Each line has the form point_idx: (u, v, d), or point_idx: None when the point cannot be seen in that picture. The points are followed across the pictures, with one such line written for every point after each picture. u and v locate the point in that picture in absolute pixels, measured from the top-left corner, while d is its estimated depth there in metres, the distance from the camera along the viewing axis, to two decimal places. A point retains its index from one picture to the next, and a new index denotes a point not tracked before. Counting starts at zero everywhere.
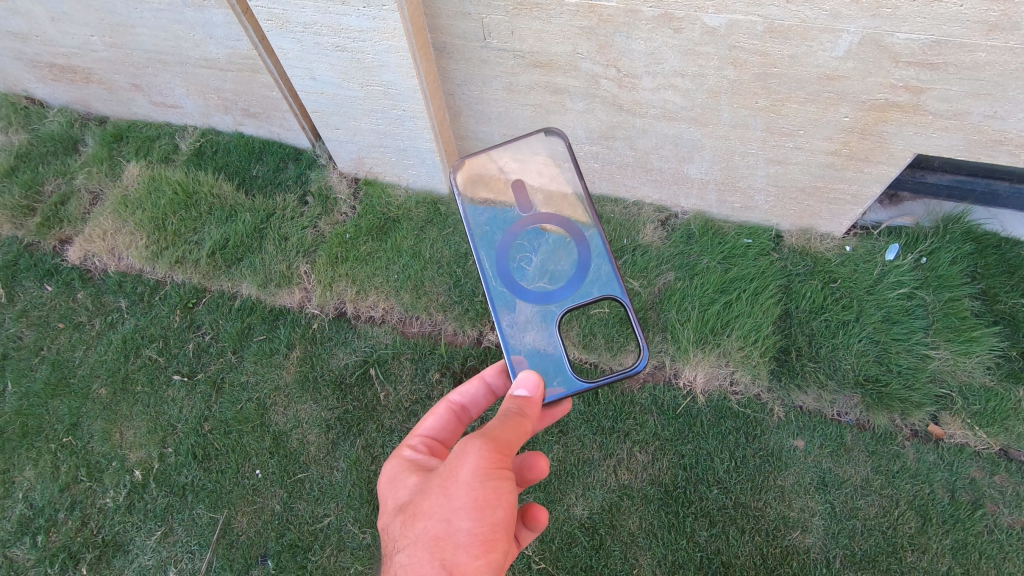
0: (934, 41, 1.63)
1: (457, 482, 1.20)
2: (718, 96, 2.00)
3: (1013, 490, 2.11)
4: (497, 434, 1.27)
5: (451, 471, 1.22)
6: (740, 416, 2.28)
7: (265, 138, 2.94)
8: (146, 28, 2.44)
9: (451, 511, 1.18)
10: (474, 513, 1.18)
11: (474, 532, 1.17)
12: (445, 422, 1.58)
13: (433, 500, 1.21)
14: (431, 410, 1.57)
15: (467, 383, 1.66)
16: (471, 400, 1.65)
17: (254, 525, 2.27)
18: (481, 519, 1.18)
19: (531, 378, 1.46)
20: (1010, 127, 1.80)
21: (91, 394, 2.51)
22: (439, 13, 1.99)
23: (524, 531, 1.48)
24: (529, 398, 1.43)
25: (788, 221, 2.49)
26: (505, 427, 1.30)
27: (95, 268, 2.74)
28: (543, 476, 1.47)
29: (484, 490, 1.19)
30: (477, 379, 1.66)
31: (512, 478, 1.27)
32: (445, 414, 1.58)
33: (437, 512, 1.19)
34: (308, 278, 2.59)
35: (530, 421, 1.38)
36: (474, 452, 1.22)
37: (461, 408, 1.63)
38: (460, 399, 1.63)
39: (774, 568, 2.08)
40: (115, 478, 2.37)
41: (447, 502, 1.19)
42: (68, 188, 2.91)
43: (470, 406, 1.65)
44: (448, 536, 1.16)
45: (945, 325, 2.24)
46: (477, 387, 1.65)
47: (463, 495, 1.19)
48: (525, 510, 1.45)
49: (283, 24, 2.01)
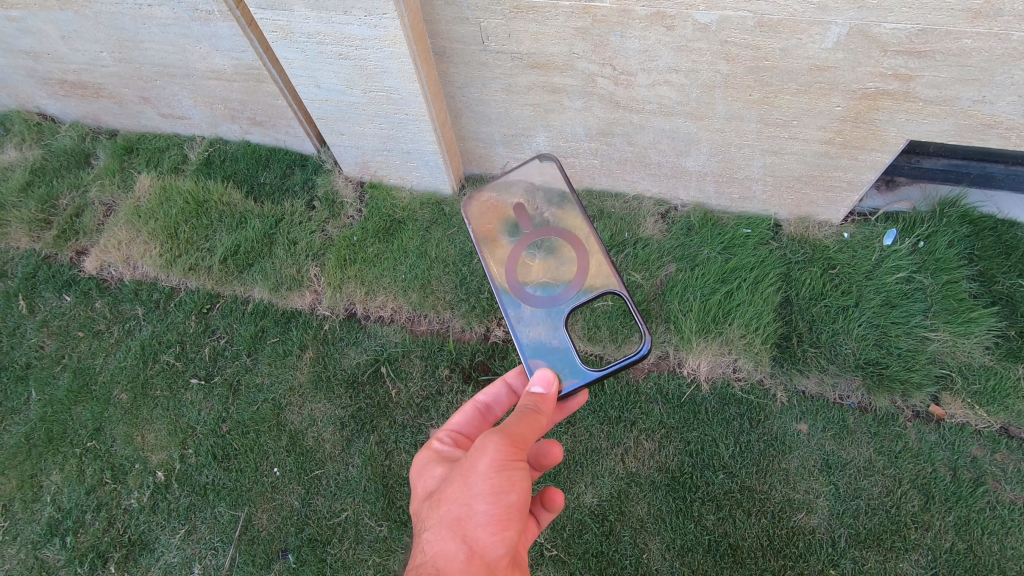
0: (921, 30, 1.67)
1: (476, 471, 1.27)
2: (712, 90, 2.06)
3: (1015, 467, 2.15)
4: (514, 429, 1.33)
5: (471, 462, 1.29)
6: (744, 402, 2.33)
7: (271, 146, 3.01)
8: (153, 43, 2.51)
9: (470, 496, 1.25)
10: (490, 497, 1.24)
11: (491, 513, 1.23)
12: (472, 420, 1.67)
13: (454, 486, 1.28)
14: (458, 408, 1.67)
15: (491, 386, 1.72)
16: (496, 400, 1.68)
17: (274, 520, 2.34)
18: (497, 502, 1.24)
19: (547, 378, 1.48)
20: (1000, 111, 1.84)
21: (112, 399, 2.59)
22: (438, 19, 2.05)
23: (542, 511, 1.56)
24: (543, 395, 1.46)
25: (786, 211, 2.54)
26: (520, 422, 1.35)
27: (111, 277, 2.82)
28: (556, 461, 1.54)
29: (500, 477, 1.25)
30: (501, 381, 1.70)
31: (527, 468, 1.33)
32: (472, 412, 1.66)
33: (458, 497, 1.26)
34: (318, 280, 2.65)
35: (545, 417, 1.42)
36: (491, 444, 1.29)
37: (486, 408, 1.68)
38: (485, 399, 1.68)
39: (780, 549, 2.14)
40: (139, 479, 2.45)
41: (467, 487, 1.26)
42: (82, 200, 2.99)
43: (496, 407, 1.69)
44: (468, 517, 1.23)
45: (943, 308, 2.28)
46: (500, 388, 1.70)
47: (481, 482, 1.25)
48: (542, 493, 1.52)
49: (287, 35, 2.07)
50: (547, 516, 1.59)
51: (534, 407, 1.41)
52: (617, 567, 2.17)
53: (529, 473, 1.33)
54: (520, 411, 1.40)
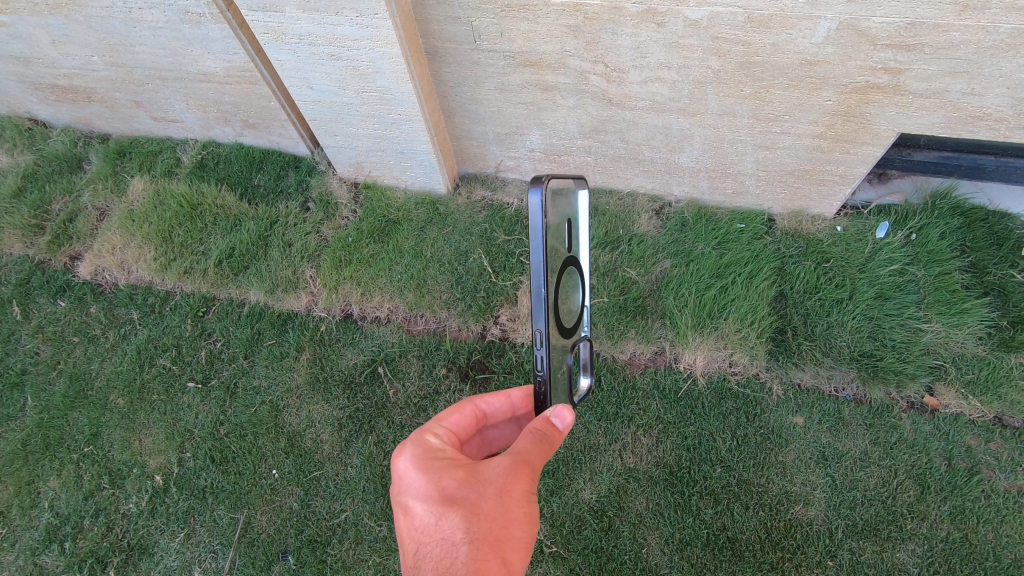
0: (909, 24, 1.68)
1: (514, 495, 1.25)
2: (704, 86, 2.06)
3: (1009, 455, 2.17)
4: (544, 458, 1.32)
5: (510, 482, 1.26)
6: (740, 396, 2.34)
7: (265, 148, 3.00)
8: (145, 46, 2.50)
9: (509, 519, 1.23)
10: (527, 525, 1.25)
11: (525, 540, 1.24)
12: (466, 423, 1.53)
13: (491, 503, 1.24)
14: (457, 407, 1.52)
15: (494, 395, 1.60)
16: (495, 412, 1.58)
17: (273, 523, 2.35)
18: (529, 530, 1.26)
19: (568, 416, 1.33)
20: (988, 103, 1.86)
21: (109, 404, 2.59)
22: (430, 19, 2.04)
23: None
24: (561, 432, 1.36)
25: (779, 205, 2.55)
26: (544, 451, 1.32)
27: (105, 282, 2.81)
28: None
29: (536, 506, 1.27)
30: (505, 395, 1.59)
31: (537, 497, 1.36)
32: (469, 415, 1.53)
33: (497, 515, 1.23)
34: (314, 282, 2.65)
35: None
36: (530, 472, 1.28)
37: (483, 416, 1.56)
38: (486, 409, 1.56)
39: (778, 541, 2.16)
40: (137, 484, 2.45)
41: (507, 509, 1.24)
42: (75, 205, 2.98)
43: (491, 418, 1.59)
44: (507, 540, 1.22)
45: (937, 299, 2.30)
46: (503, 402, 1.59)
47: (520, 507, 1.25)
48: None
49: (279, 36, 2.07)
50: None
51: (554, 441, 1.34)
52: (616, 562, 2.19)
53: None
54: (535, 431, 1.32)
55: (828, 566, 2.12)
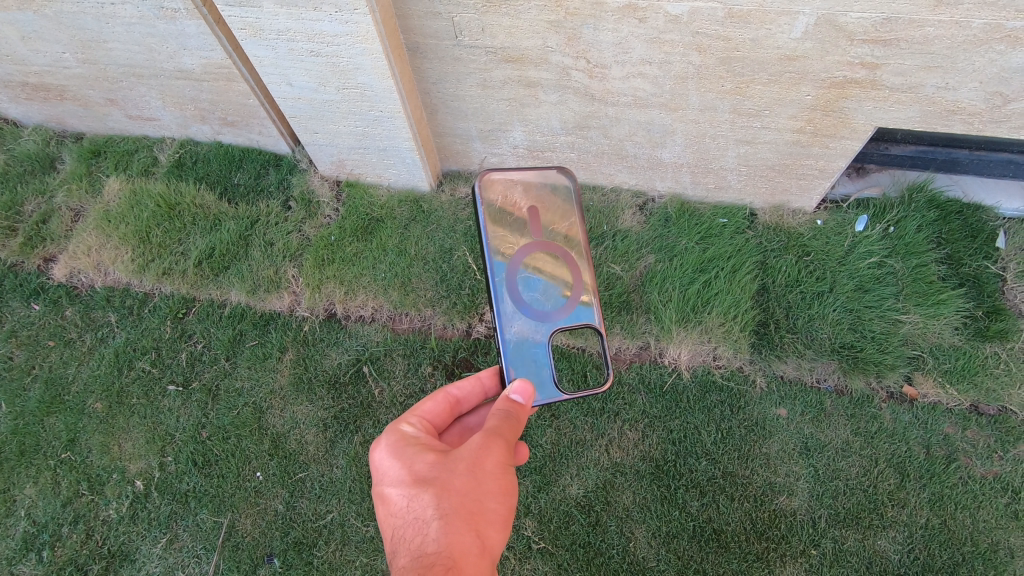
0: (885, 19, 1.70)
1: (486, 468, 1.26)
2: (685, 82, 2.07)
3: (984, 442, 2.23)
4: (509, 432, 1.35)
5: (481, 458, 1.27)
6: (724, 389, 2.36)
7: (244, 146, 2.96)
8: (118, 42, 2.45)
9: (483, 493, 1.23)
10: (501, 497, 1.25)
11: (501, 512, 1.24)
12: (441, 410, 1.53)
13: (463, 479, 1.23)
14: (430, 395, 1.52)
15: (464, 380, 1.61)
16: (467, 397, 1.59)
17: (258, 525, 2.32)
18: (504, 502, 1.26)
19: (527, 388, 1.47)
20: (962, 97, 1.90)
21: (87, 409, 2.53)
22: (410, 14, 2.02)
23: None
24: (524, 405, 1.47)
25: (760, 200, 2.57)
26: (511, 427, 1.37)
27: (81, 284, 2.75)
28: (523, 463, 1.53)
29: (509, 477, 1.27)
30: (475, 378, 1.62)
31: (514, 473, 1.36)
32: (444, 403, 1.52)
33: (469, 490, 1.22)
34: (296, 281, 2.62)
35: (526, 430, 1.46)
36: (500, 446, 1.30)
37: (458, 403, 1.57)
38: (458, 394, 1.57)
39: (763, 532, 2.19)
40: (117, 490, 2.40)
41: (479, 484, 1.23)
42: (48, 206, 2.91)
43: (464, 403, 1.59)
44: (481, 513, 1.21)
45: (914, 291, 2.34)
46: (474, 385, 1.61)
47: (492, 481, 1.25)
48: None
49: (257, 32, 2.03)
50: None
51: (518, 414, 1.41)
52: (604, 556, 2.20)
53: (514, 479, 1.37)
54: (501, 412, 1.40)
55: (812, 555, 2.15)
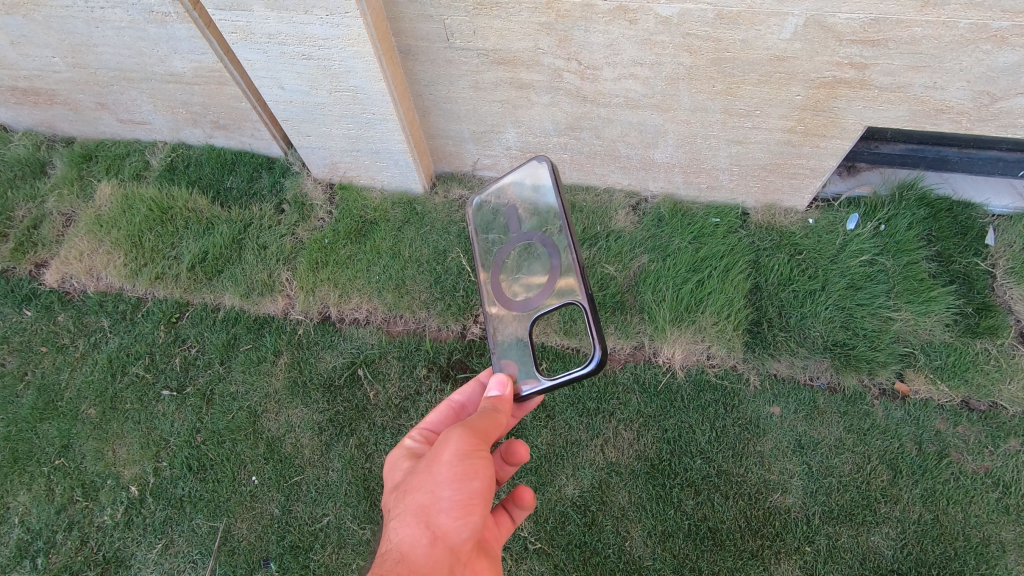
0: (873, 20, 1.71)
1: (441, 460, 1.31)
2: (676, 82, 2.08)
3: (975, 438, 2.25)
4: (468, 423, 1.39)
5: (437, 453, 1.34)
6: (718, 388, 2.38)
7: (237, 149, 2.95)
8: (108, 46, 2.44)
9: (434, 484, 1.28)
10: (454, 484, 1.27)
11: (454, 498, 1.26)
12: (447, 418, 1.67)
13: (418, 477, 1.32)
14: (433, 408, 1.68)
15: (465, 386, 1.75)
16: (470, 400, 1.72)
17: (254, 529, 2.32)
18: (461, 488, 1.27)
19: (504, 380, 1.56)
20: (950, 97, 1.92)
21: (80, 415, 2.52)
22: (401, 17, 2.02)
23: (518, 511, 1.63)
24: (500, 396, 1.55)
25: (753, 199, 2.59)
26: (478, 419, 1.42)
27: (73, 289, 2.73)
28: (525, 458, 1.59)
29: (462, 463, 1.29)
30: (475, 381, 1.75)
31: (491, 459, 1.36)
32: (446, 411, 1.67)
33: (423, 486, 1.29)
34: (290, 284, 2.62)
35: (504, 414, 1.48)
36: (457, 436, 1.34)
37: (461, 407, 1.70)
38: (460, 399, 1.71)
39: (757, 529, 2.20)
40: (112, 496, 2.39)
41: (432, 476, 1.29)
42: (39, 211, 2.89)
43: (470, 406, 1.72)
44: (433, 503, 1.25)
45: (905, 288, 2.36)
46: (474, 388, 1.73)
47: (445, 471, 1.29)
48: (512, 492, 1.60)
49: (248, 36, 2.02)
50: (520, 513, 1.65)
51: (490, 409, 1.47)
52: (600, 556, 2.21)
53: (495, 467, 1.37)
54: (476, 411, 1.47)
55: (805, 552, 2.16)
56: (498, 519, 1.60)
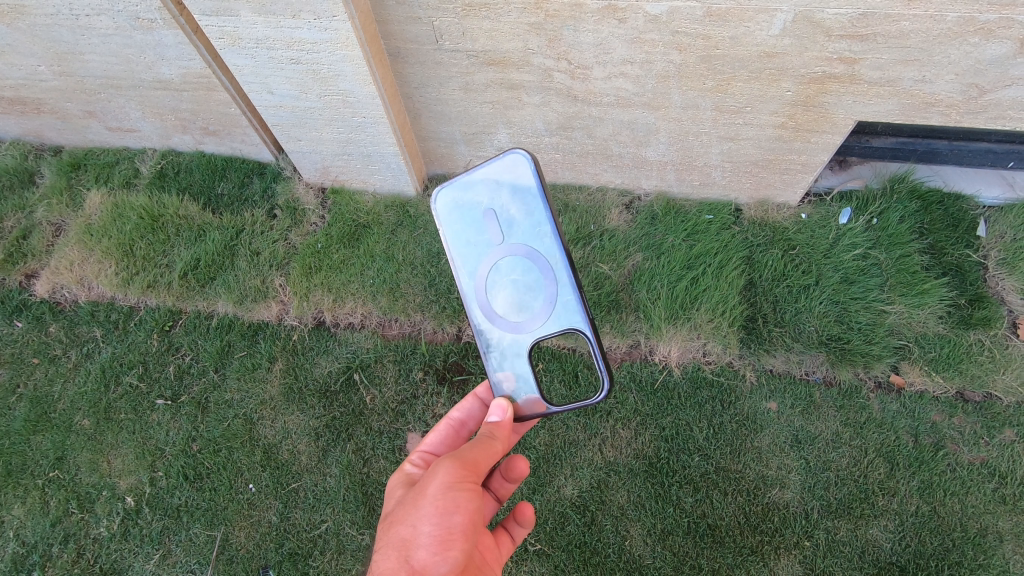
0: (862, 14, 1.72)
1: (425, 493, 1.32)
2: (667, 80, 2.08)
3: (971, 429, 2.26)
4: (457, 454, 1.39)
5: (423, 485, 1.34)
6: (714, 384, 2.38)
7: (227, 154, 2.92)
8: (95, 54, 2.42)
9: (415, 518, 1.28)
10: (434, 518, 1.27)
11: (434, 534, 1.26)
12: (447, 437, 1.73)
13: (403, 509, 1.32)
14: (433, 428, 1.73)
15: (464, 401, 1.79)
16: (469, 416, 1.77)
17: (252, 538, 2.31)
18: (441, 523, 1.27)
19: (503, 406, 1.55)
20: (940, 90, 1.93)
21: (74, 426, 2.50)
22: (390, 19, 2.01)
23: (517, 527, 1.67)
24: (498, 422, 1.54)
25: (745, 195, 2.59)
26: (471, 448, 1.42)
27: (64, 299, 2.71)
28: (525, 475, 1.62)
29: (445, 496, 1.30)
30: (472, 397, 1.78)
31: (478, 492, 1.36)
32: (445, 430, 1.73)
33: (406, 518, 1.30)
34: (284, 290, 2.60)
35: (500, 443, 1.48)
36: (443, 468, 1.34)
37: (460, 424, 1.76)
38: (459, 416, 1.76)
39: (756, 525, 2.21)
40: (107, 507, 2.38)
41: (415, 509, 1.30)
42: (28, 221, 2.87)
43: (469, 421, 1.78)
44: (412, 537, 1.26)
45: (898, 281, 2.37)
46: (472, 403, 1.77)
47: (428, 504, 1.29)
48: (514, 508, 1.64)
49: (235, 41, 2.01)
50: (522, 530, 1.70)
51: (486, 435, 1.46)
52: (600, 556, 2.22)
53: (481, 501, 1.36)
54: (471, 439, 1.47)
55: (805, 546, 2.17)
56: (498, 538, 1.64)
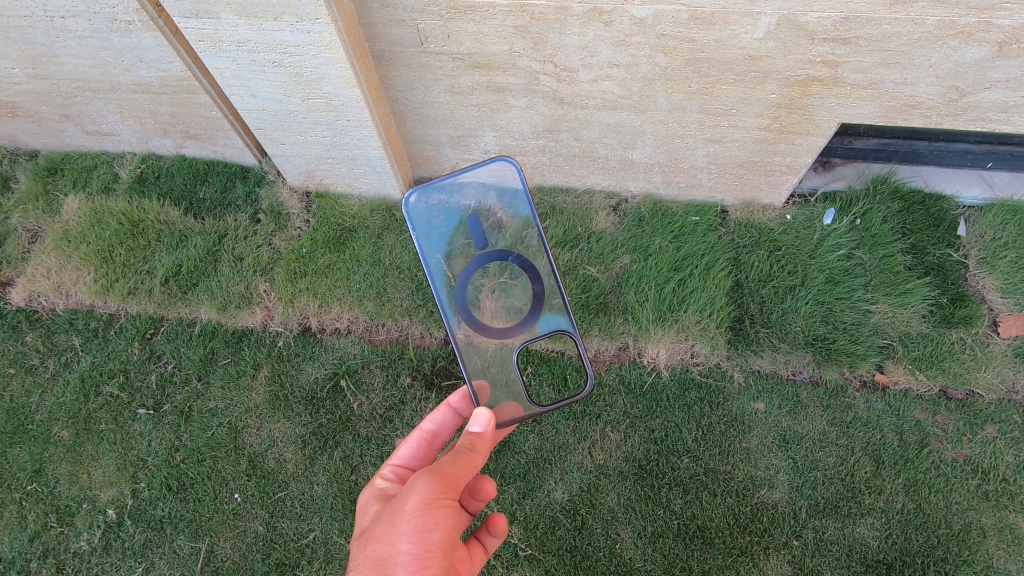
0: (844, 18, 1.73)
1: (403, 510, 1.30)
2: (653, 83, 2.08)
3: (954, 426, 2.29)
4: (436, 468, 1.38)
5: (401, 502, 1.32)
6: (703, 385, 2.38)
7: (209, 159, 2.87)
8: (71, 57, 2.36)
9: (393, 536, 1.25)
10: (412, 536, 1.25)
11: (413, 552, 1.23)
12: (419, 450, 1.62)
13: (381, 527, 1.29)
14: (403, 440, 1.62)
15: (435, 411, 1.68)
16: (442, 426, 1.67)
17: (238, 549, 2.27)
18: (420, 540, 1.25)
19: (486, 418, 1.53)
20: (920, 92, 1.95)
21: (53, 438, 2.44)
22: (374, 22, 1.98)
23: (489, 538, 1.60)
24: (481, 433, 1.51)
25: (731, 197, 2.60)
26: (451, 461, 1.41)
27: (41, 308, 2.64)
28: (490, 498, 1.53)
29: (425, 513, 1.29)
30: (444, 406, 1.67)
31: (457, 509, 1.35)
32: (417, 442, 1.62)
33: (383, 536, 1.26)
34: (268, 296, 2.56)
35: (481, 456, 1.47)
36: (422, 484, 1.34)
37: (433, 436, 1.65)
38: (431, 428, 1.65)
39: (746, 526, 2.22)
40: (88, 520, 2.32)
41: (393, 527, 1.27)
42: (3, 228, 2.80)
43: (442, 432, 1.67)
44: (390, 556, 1.22)
45: (882, 281, 2.40)
46: (445, 413, 1.66)
47: (407, 521, 1.27)
48: (486, 519, 1.58)
49: (215, 44, 1.97)
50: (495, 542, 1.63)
51: (467, 446, 1.46)
52: (591, 559, 2.21)
53: (458, 518, 1.35)
54: (450, 452, 1.46)
55: (794, 546, 2.19)
56: (470, 549, 1.56)
